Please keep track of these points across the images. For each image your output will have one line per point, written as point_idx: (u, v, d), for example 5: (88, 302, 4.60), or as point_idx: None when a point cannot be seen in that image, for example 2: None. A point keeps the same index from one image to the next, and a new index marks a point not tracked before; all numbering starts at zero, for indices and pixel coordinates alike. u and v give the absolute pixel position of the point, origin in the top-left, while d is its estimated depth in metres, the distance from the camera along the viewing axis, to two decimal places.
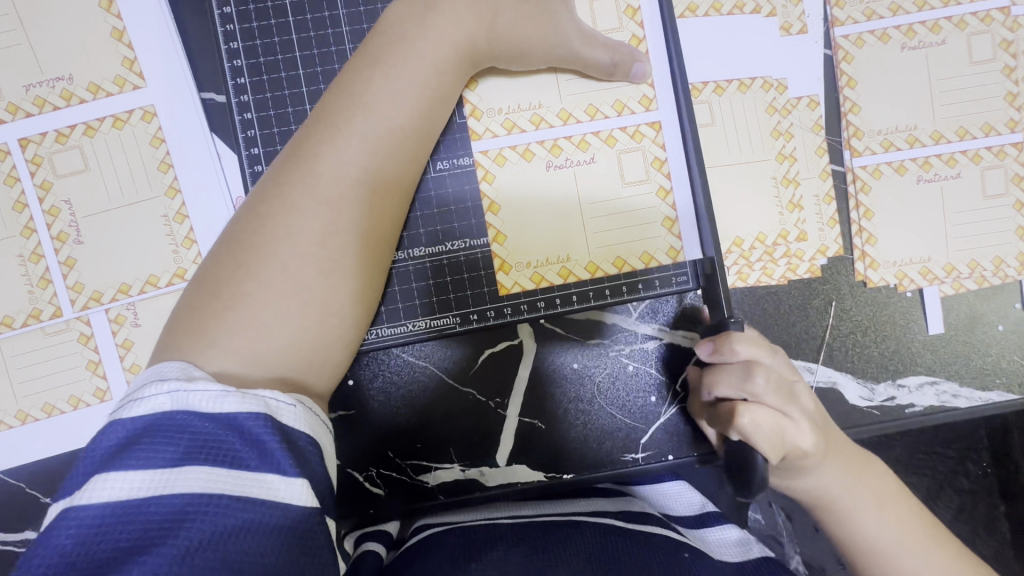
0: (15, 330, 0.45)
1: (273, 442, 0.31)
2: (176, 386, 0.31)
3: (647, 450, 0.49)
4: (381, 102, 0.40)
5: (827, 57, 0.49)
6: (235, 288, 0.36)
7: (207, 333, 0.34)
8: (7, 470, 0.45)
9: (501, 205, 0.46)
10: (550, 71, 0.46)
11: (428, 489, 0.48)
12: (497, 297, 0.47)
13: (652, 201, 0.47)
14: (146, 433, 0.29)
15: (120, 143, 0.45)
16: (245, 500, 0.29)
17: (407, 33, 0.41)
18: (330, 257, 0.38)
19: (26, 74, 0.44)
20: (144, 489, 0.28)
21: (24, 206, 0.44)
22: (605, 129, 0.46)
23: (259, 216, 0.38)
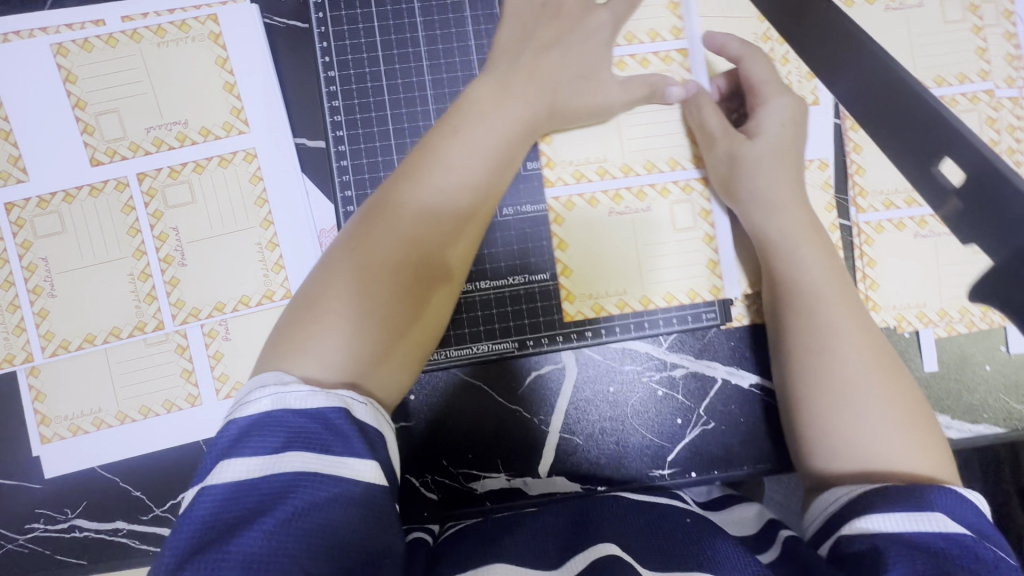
0: (122, 339, 0.51)
1: (352, 432, 0.35)
2: (276, 388, 0.35)
3: (674, 467, 0.55)
4: (458, 159, 0.45)
5: (836, 126, 0.56)
6: (327, 308, 0.39)
7: (297, 343, 0.38)
8: (103, 465, 0.51)
9: (569, 243, 0.53)
10: (614, 131, 0.52)
11: (476, 495, 0.53)
12: (562, 324, 0.53)
13: (698, 246, 0.53)
14: (255, 428, 0.34)
15: (224, 180, 0.51)
16: (334, 478, 0.33)
17: (481, 102, 0.47)
18: (406, 283, 0.42)
19: (148, 118, 0.51)
20: (256, 472, 0.32)
21: (137, 231, 0.51)
22: (660, 182, 0.53)
23: (349, 244, 0.42)
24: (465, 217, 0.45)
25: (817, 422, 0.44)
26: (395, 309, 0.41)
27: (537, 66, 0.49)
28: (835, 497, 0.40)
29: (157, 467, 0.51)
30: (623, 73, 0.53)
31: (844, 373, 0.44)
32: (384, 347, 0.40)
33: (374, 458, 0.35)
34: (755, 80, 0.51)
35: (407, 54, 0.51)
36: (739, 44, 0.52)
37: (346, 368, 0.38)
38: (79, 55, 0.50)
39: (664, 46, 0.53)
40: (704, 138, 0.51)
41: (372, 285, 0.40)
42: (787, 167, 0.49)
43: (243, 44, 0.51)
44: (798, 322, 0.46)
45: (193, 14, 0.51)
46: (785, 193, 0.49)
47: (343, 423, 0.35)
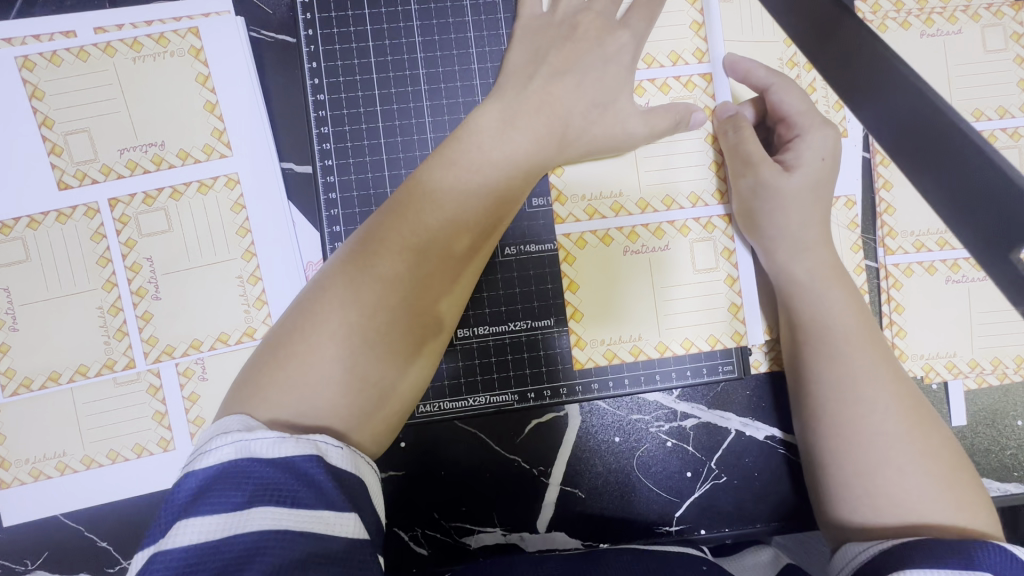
0: (89, 378, 0.47)
1: (327, 481, 0.32)
2: (239, 435, 0.32)
3: (682, 524, 0.51)
4: (449, 196, 0.40)
5: (865, 159, 0.52)
6: (311, 365, 0.35)
7: (261, 389, 0.35)
8: (67, 513, 0.47)
9: (580, 284, 0.48)
10: (630, 163, 0.48)
11: (470, 551, 0.49)
12: (572, 372, 0.49)
13: (719, 288, 0.49)
14: (215, 481, 0.30)
15: (203, 207, 0.48)
16: (308, 534, 0.29)
17: (484, 130, 0.42)
18: (386, 328, 0.37)
19: (122, 139, 0.47)
20: (217, 531, 0.28)
21: (108, 261, 0.47)
22: (680, 219, 0.49)
23: (331, 281, 0.38)
24: (460, 247, 0.41)
25: (844, 476, 0.39)
26: (378, 363, 0.37)
27: (547, 90, 0.44)
28: (863, 547, 0.36)
29: (125, 517, 0.47)
30: (642, 100, 0.49)
31: (878, 423, 0.39)
32: (371, 404, 0.37)
33: (352, 508, 0.32)
34: (788, 110, 0.46)
35: (404, 77, 0.47)
36: (766, 73, 0.47)
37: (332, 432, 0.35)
38: (47, 69, 0.46)
39: (687, 70, 0.49)
40: (740, 162, 0.46)
41: (351, 333, 0.36)
42: (818, 201, 0.45)
43: (226, 60, 0.47)
44: (837, 382, 0.41)
45: (173, 27, 0.47)
46: (817, 236, 0.45)
47: (316, 472, 0.31)
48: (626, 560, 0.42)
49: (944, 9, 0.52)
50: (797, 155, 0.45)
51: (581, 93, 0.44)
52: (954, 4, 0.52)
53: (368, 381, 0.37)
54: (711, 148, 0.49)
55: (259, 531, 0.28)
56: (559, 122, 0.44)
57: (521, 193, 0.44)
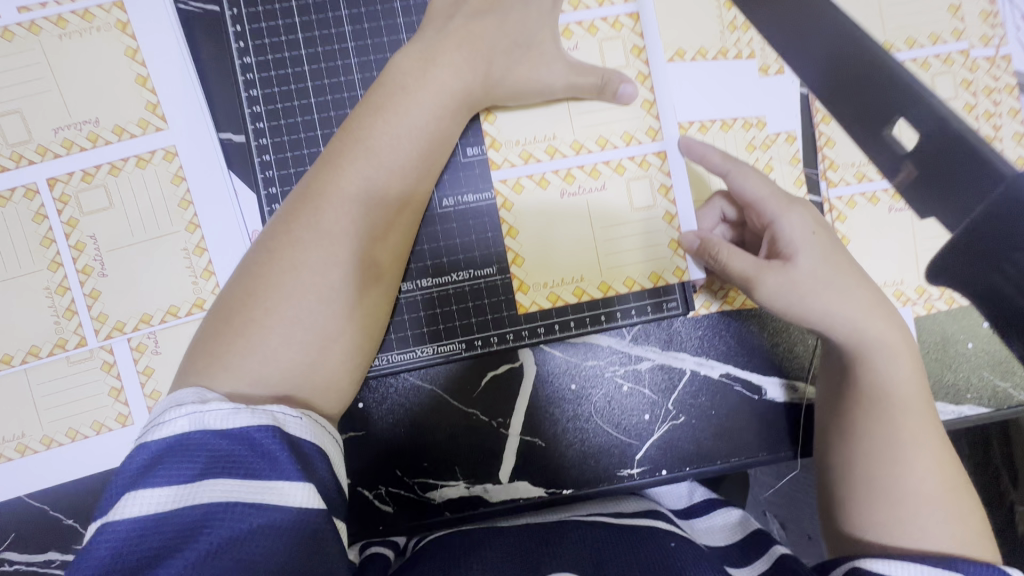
0: (41, 359, 0.47)
1: (283, 452, 0.31)
2: (192, 407, 0.31)
3: (641, 465, 0.51)
4: (383, 148, 0.41)
5: (803, 96, 0.52)
6: (250, 317, 0.37)
7: (213, 352, 0.36)
8: (32, 493, 0.47)
9: (519, 229, 0.49)
10: (562, 106, 0.48)
11: (435, 506, 0.50)
12: (517, 318, 0.49)
13: (658, 225, 0.49)
14: (166, 453, 0.30)
15: (143, 181, 0.48)
16: (262, 507, 0.29)
17: (409, 79, 0.43)
18: (322, 280, 0.38)
19: (55, 118, 0.47)
20: (168, 504, 0.28)
21: (51, 241, 0.47)
22: (615, 158, 0.49)
23: (274, 245, 0.39)
24: (393, 205, 0.42)
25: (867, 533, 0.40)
26: (309, 311, 0.37)
27: (470, 37, 0.44)
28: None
29: (89, 493, 0.48)
30: (570, 42, 0.48)
31: (914, 486, 0.40)
32: (302, 348, 0.37)
33: (309, 478, 0.31)
34: (754, 196, 0.45)
35: (330, 35, 0.47)
36: (723, 158, 0.46)
37: (266, 374, 0.35)
38: None
39: (613, 11, 0.49)
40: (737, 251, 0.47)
41: (287, 283, 0.37)
42: (831, 283, 0.43)
43: (152, 31, 0.47)
44: (877, 460, 0.41)
45: (97, 2, 0.46)
46: (851, 303, 0.43)
47: (272, 443, 0.31)
48: (584, 532, 0.43)
49: None
50: (786, 244, 0.44)
51: (501, 42, 0.45)
52: None
53: (302, 326, 0.37)
54: (644, 87, 0.49)
55: (209, 503, 0.29)
56: (482, 71, 0.44)
57: (449, 144, 0.44)
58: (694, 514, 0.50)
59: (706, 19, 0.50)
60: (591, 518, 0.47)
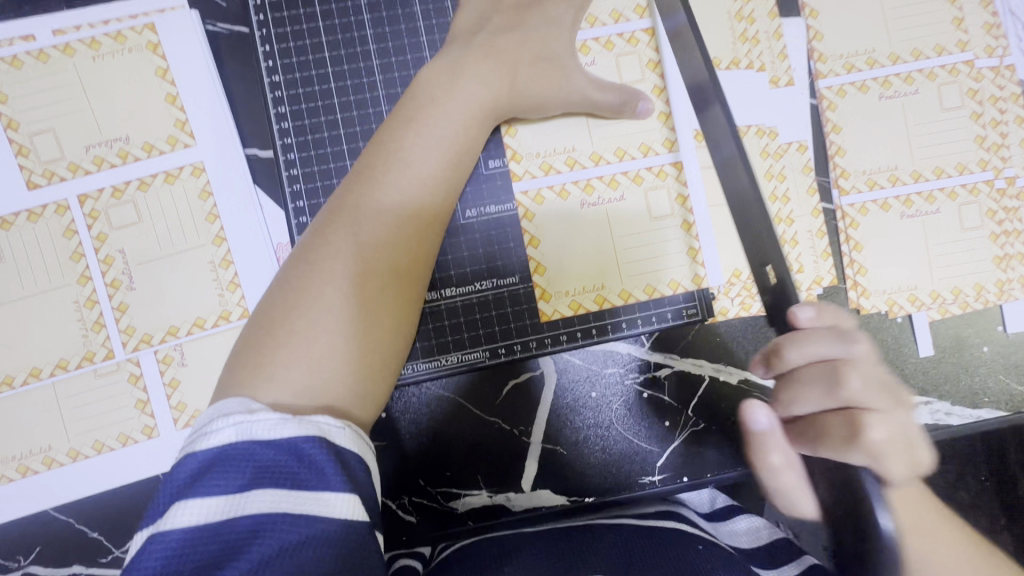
0: (70, 372, 0.48)
1: (327, 462, 0.33)
2: (239, 418, 0.33)
3: (664, 472, 0.52)
4: (411, 160, 0.42)
5: (813, 106, 0.54)
6: (286, 327, 0.37)
7: (253, 363, 0.37)
8: (57, 507, 0.47)
9: (541, 239, 0.50)
10: (581, 119, 0.49)
11: (458, 515, 0.50)
12: (539, 326, 0.50)
13: (676, 234, 0.50)
14: (216, 464, 0.31)
15: (172, 196, 0.49)
16: (308, 518, 0.31)
17: (437, 93, 0.44)
18: (356, 290, 0.39)
19: (87, 136, 0.48)
20: (220, 513, 0.30)
21: (81, 255, 0.48)
22: (633, 169, 0.50)
23: (309, 257, 0.40)
24: (422, 215, 0.43)
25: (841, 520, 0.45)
26: (343, 319, 0.38)
27: (493, 52, 0.45)
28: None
29: (114, 507, 0.48)
30: (587, 57, 0.50)
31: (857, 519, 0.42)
32: (337, 356, 0.37)
33: (352, 488, 0.33)
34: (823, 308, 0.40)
35: (356, 54, 0.49)
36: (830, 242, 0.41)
37: (303, 382, 0.36)
38: (9, 73, 0.47)
39: (629, 27, 0.50)
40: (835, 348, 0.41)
41: (322, 293, 0.38)
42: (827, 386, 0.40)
43: (184, 52, 0.48)
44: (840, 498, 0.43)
45: (130, 24, 0.48)
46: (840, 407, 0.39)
47: (317, 455, 0.32)
48: (614, 538, 0.43)
49: None
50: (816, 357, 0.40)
51: (524, 56, 0.46)
52: None
53: (336, 335, 0.38)
54: (658, 100, 0.50)
55: (260, 512, 0.30)
56: (506, 85, 0.45)
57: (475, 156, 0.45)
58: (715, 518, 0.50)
59: (718, 34, 0.52)
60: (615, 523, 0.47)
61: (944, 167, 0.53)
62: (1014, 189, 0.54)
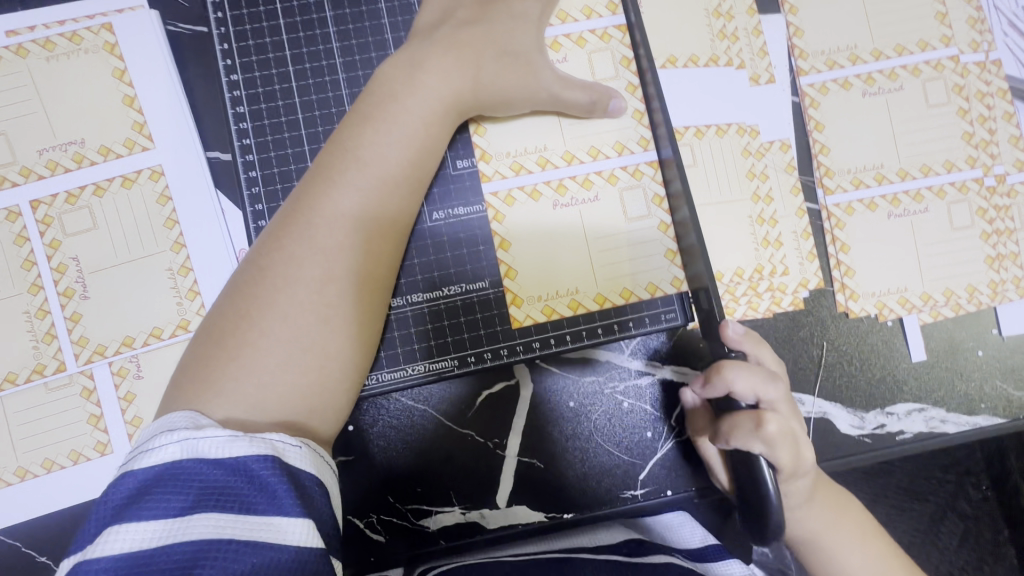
0: (19, 386, 0.45)
1: (280, 483, 0.31)
2: (186, 435, 0.31)
3: (646, 486, 0.49)
4: (372, 158, 0.40)
5: (795, 104, 0.52)
6: (239, 337, 0.36)
7: (202, 375, 0.35)
8: (3, 530, 0.45)
9: (512, 241, 0.48)
10: (552, 119, 0.48)
11: (430, 534, 0.48)
12: (512, 332, 0.48)
13: (653, 235, 0.48)
14: (158, 484, 0.29)
15: (129, 201, 0.47)
16: (254, 544, 0.29)
17: (398, 90, 0.42)
18: (311, 296, 0.37)
19: (40, 140, 0.46)
20: (157, 539, 0.28)
21: (33, 264, 0.46)
22: (607, 169, 0.48)
23: (263, 262, 0.38)
24: (383, 217, 0.41)
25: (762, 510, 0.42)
26: (296, 326, 0.36)
27: (458, 48, 0.44)
28: None
29: (65, 529, 0.45)
30: (558, 54, 0.48)
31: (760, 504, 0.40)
32: (291, 366, 0.36)
33: (307, 514, 0.31)
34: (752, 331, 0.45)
35: (318, 52, 0.47)
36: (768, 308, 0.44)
37: (255, 395, 0.34)
38: None
39: (601, 23, 0.49)
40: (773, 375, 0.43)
41: (276, 300, 0.36)
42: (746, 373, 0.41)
43: (141, 52, 0.47)
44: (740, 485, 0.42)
45: (86, 24, 0.47)
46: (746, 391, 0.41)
47: (269, 475, 0.31)
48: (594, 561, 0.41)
49: None
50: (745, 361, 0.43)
51: (490, 52, 0.44)
52: None
53: (289, 344, 0.36)
54: (633, 97, 0.49)
55: (201, 538, 0.28)
56: (472, 82, 0.44)
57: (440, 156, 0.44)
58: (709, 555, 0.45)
59: (696, 30, 0.50)
60: (603, 556, 0.42)
61: (932, 165, 0.52)
62: (1003, 186, 0.52)
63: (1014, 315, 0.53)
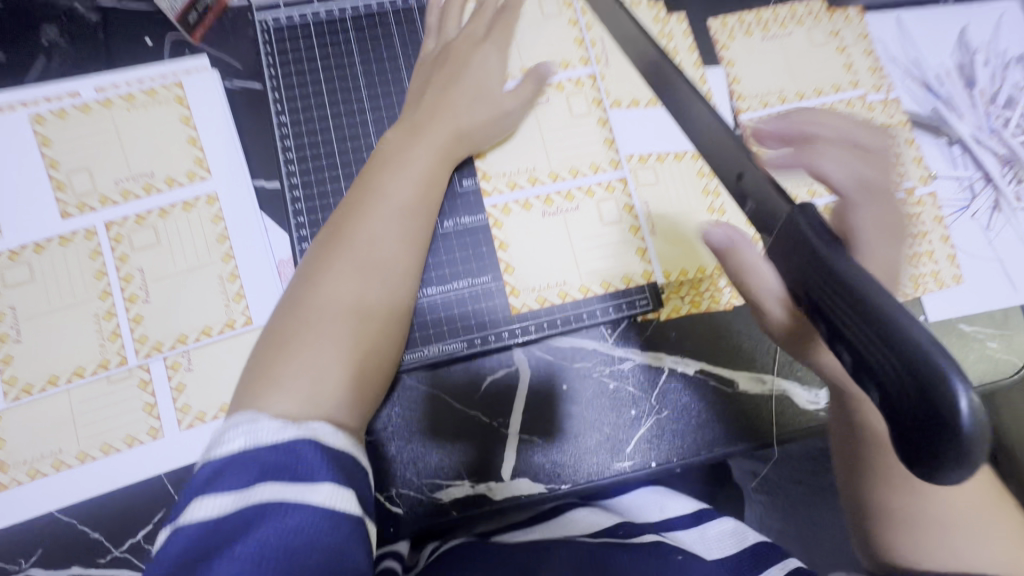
0: (86, 378, 0.52)
1: (325, 461, 0.37)
2: (248, 426, 0.38)
3: (633, 459, 0.56)
4: (402, 186, 0.51)
5: (737, 135, 0.64)
6: (298, 340, 0.44)
7: (266, 375, 0.42)
8: (61, 509, 0.50)
9: (509, 244, 0.57)
10: (540, 146, 0.59)
11: (443, 504, 0.54)
12: (511, 318, 0.56)
13: (626, 237, 0.58)
14: (228, 467, 0.36)
15: (188, 221, 0.56)
16: (309, 509, 0.34)
17: (408, 140, 0.53)
18: (356, 300, 0.46)
19: (117, 173, 0.56)
20: (230, 508, 0.34)
21: (104, 274, 0.54)
22: (585, 184, 0.58)
23: (315, 281, 0.47)
24: (398, 244, 0.50)
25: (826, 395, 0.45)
26: (340, 320, 0.45)
27: (444, 100, 0.55)
28: None
29: (117, 507, 0.51)
30: (542, 97, 0.59)
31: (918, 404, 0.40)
32: (339, 358, 0.44)
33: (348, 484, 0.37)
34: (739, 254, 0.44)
35: (350, 98, 0.59)
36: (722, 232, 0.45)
37: (313, 383, 0.42)
38: (55, 122, 0.56)
39: (576, 73, 0.60)
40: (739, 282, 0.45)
41: (326, 307, 0.45)
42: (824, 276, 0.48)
43: (204, 102, 0.58)
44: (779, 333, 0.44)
45: (161, 82, 0.58)
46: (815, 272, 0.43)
47: (316, 454, 0.37)
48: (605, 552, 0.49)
49: (775, 19, 0.66)
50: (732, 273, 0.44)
51: (471, 100, 0.56)
52: (782, 14, 0.66)
53: (340, 341, 0.44)
54: (603, 129, 0.60)
55: (266, 504, 0.34)
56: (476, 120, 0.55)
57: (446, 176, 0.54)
58: (702, 519, 0.57)
59: None
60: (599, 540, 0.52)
61: None
62: (913, 197, 0.63)
63: (938, 304, 0.62)
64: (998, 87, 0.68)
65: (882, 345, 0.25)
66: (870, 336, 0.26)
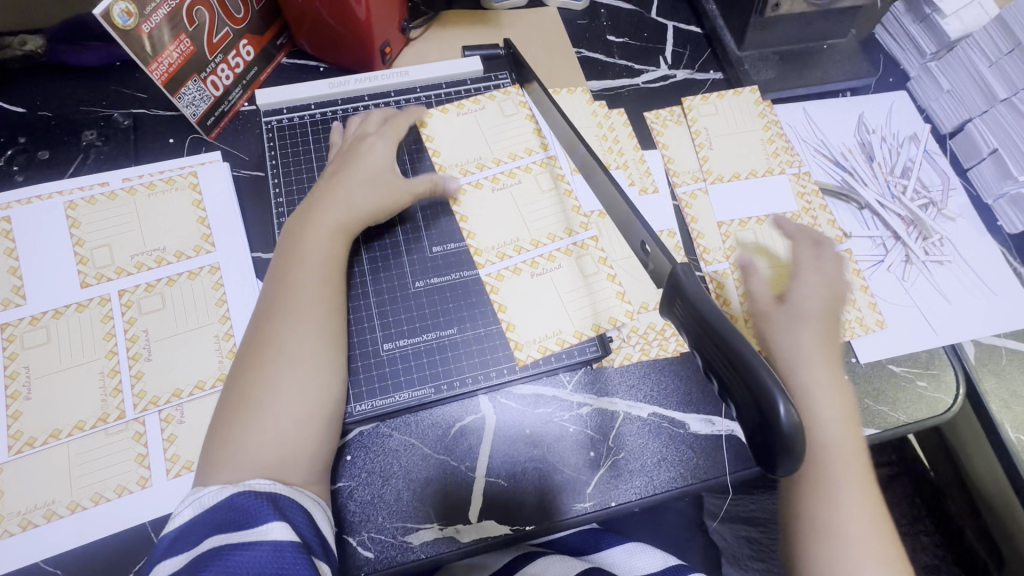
0: (85, 431, 0.57)
1: (260, 507, 0.45)
2: (194, 500, 0.46)
3: (592, 499, 0.59)
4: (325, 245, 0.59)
5: (675, 206, 0.73)
6: (240, 425, 0.50)
7: (219, 461, 0.49)
8: (50, 559, 0.54)
9: (506, 305, 0.64)
10: (518, 218, 0.68)
11: (412, 548, 0.56)
12: (475, 367, 0.62)
13: (582, 291, 0.65)
14: (180, 534, 0.44)
15: (192, 288, 0.63)
16: (247, 544, 0.41)
17: (310, 218, 0.60)
18: (292, 369, 0.53)
19: (134, 248, 0.64)
20: (182, 561, 0.41)
21: (113, 336, 0.61)
22: (546, 250, 0.67)
23: (249, 365, 0.53)
24: (306, 318, 0.55)
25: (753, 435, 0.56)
26: (261, 393, 0.51)
27: (331, 191, 0.62)
28: None
29: (104, 555, 0.54)
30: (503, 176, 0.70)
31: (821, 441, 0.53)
32: (285, 429, 0.51)
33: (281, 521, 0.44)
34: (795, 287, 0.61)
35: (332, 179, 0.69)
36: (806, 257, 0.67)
37: (264, 456, 0.49)
38: (85, 207, 0.65)
39: (534, 157, 0.71)
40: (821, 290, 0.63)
41: (265, 387, 0.52)
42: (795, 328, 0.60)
43: (214, 188, 0.68)
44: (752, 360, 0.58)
45: (178, 172, 0.68)
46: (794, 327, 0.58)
47: (252, 504, 0.45)
48: None
49: None
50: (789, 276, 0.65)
51: (358, 186, 0.63)
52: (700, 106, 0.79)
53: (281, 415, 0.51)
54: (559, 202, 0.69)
55: (210, 547, 0.41)
56: None
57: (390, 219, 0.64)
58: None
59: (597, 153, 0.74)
60: None
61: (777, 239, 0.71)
62: None
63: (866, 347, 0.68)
64: (894, 161, 0.79)
65: (743, 387, 0.34)
66: (731, 375, 0.34)
